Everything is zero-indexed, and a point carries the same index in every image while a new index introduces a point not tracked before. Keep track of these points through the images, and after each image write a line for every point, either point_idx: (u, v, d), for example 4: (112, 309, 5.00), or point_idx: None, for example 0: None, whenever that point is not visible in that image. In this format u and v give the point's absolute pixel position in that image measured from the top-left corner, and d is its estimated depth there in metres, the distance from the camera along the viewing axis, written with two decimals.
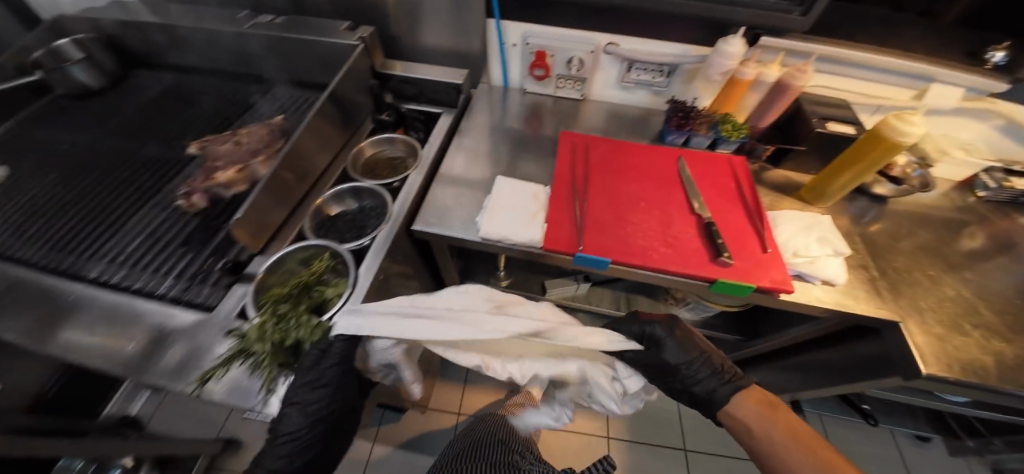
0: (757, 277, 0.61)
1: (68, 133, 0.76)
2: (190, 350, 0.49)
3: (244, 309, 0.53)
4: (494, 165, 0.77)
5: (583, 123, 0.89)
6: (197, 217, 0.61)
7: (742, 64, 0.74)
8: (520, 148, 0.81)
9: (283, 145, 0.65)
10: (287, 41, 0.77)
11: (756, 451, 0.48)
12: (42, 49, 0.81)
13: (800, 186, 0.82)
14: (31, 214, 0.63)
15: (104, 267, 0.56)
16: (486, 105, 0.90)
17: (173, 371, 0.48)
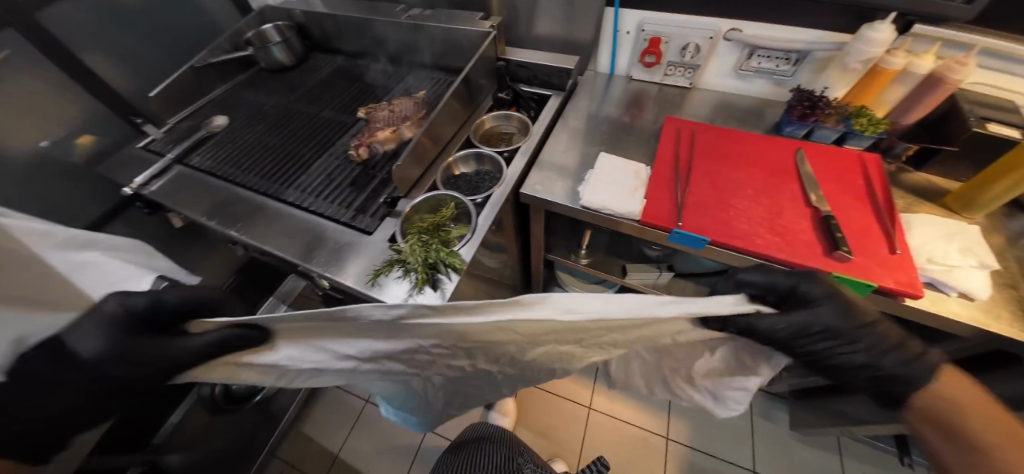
0: (880, 277, 0.57)
1: (269, 98, 1.00)
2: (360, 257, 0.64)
3: (394, 236, 0.67)
4: (595, 145, 0.82)
5: (688, 110, 0.89)
6: (361, 165, 0.79)
7: (887, 53, 0.69)
8: (622, 131, 0.84)
9: (427, 115, 0.81)
10: (432, 29, 0.93)
11: (955, 429, 0.42)
12: (256, 34, 1.07)
13: (945, 194, 0.72)
14: (248, 153, 0.85)
15: (298, 195, 0.76)
16: (591, 90, 0.95)
17: (349, 270, 0.63)
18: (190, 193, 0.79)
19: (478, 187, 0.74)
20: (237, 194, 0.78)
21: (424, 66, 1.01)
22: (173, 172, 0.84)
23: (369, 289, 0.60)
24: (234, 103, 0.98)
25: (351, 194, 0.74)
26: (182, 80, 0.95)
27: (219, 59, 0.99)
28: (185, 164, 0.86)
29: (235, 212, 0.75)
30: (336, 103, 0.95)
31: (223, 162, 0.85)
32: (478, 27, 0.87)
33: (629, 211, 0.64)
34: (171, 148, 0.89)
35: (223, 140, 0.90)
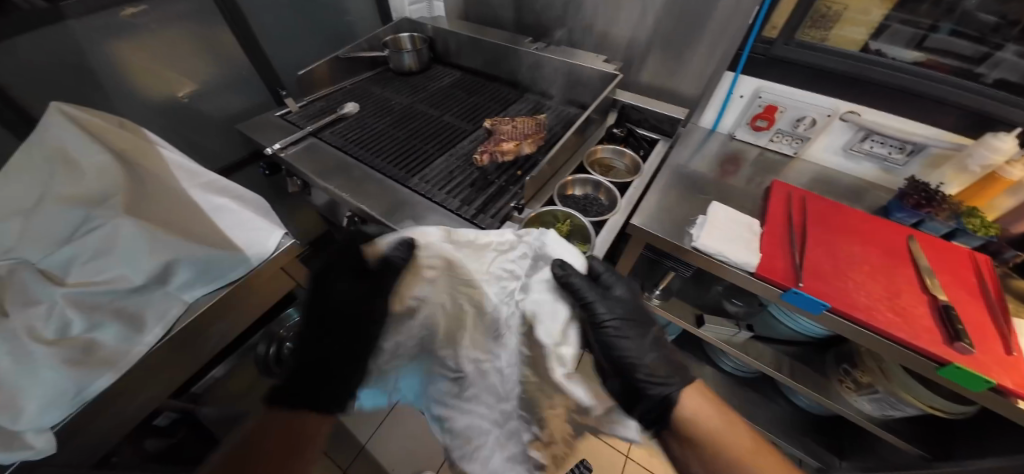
0: (999, 375, 0.57)
1: (393, 95, 1.09)
2: None
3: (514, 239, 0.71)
4: (699, 193, 0.85)
5: (789, 177, 0.92)
6: (480, 170, 0.84)
7: (1010, 162, 0.70)
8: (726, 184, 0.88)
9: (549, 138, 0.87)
10: (557, 63, 1.01)
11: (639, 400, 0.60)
12: (390, 38, 1.19)
13: None
14: (375, 139, 0.93)
15: (423, 185, 0.82)
16: (693, 142, 1.00)
17: None
18: (322, 164, 0.87)
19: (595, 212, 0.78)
20: (365, 173, 0.84)
21: (538, 93, 1.10)
22: (307, 143, 0.93)
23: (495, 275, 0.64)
24: (363, 94, 1.08)
25: (471, 194, 0.80)
26: (325, 67, 1.07)
27: (359, 54, 1.10)
28: (318, 137, 0.94)
29: (363, 189, 0.81)
30: (456, 111, 1.03)
31: (351, 142, 0.92)
32: (604, 68, 0.95)
33: (744, 262, 0.66)
34: (305, 122, 0.98)
35: (352, 124, 0.98)
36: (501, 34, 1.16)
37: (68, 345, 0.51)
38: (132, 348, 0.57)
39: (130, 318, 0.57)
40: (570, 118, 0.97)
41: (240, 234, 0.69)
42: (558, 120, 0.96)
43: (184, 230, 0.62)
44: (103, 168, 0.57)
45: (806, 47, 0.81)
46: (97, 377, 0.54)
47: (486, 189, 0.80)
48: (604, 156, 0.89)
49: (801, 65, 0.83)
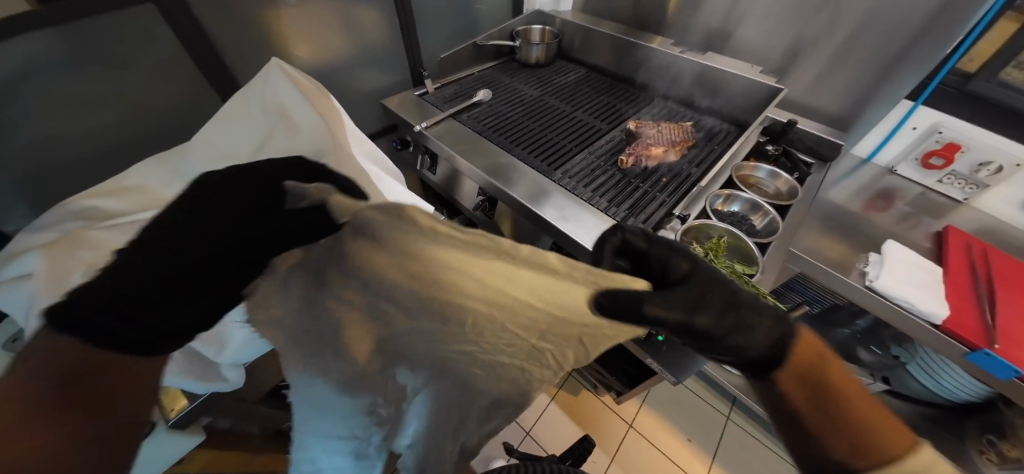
0: None
1: (523, 85, 1.10)
2: None
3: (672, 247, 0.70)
4: (850, 227, 0.80)
5: (951, 222, 0.85)
6: (624, 171, 0.83)
7: None
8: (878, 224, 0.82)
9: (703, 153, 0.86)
10: (702, 72, 0.98)
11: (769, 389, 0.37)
12: (521, 28, 1.20)
13: None
14: (513, 129, 0.95)
15: (567, 180, 0.82)
16: (836, 171, 0.95)
17: None
18: (466, 147, 0.89)
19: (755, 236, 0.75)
20: (509, 161, 0.86)
21: (671, 99, 1.07)
22: (448, 124, 0.95)
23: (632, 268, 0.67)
24: (495, 82, 1.10)
25: (618, 195, 0.79)
26: (464, 51, 1.09)
27: (496, 42, 1.12)
28: (457, 119, 0.97)
29: (507, 178, 0.83)
30: (588, 109, 1.02)
31: (490, 129, 0.94)
32: (761, 82, 0.90)
33: (932, 311, 0.61)
34: (444, 104, 1.02)
35: (487, 110, 1.00)
36: (639, 34, 1.14)
37: None
38: None
39: None
40: (715, 133, 0.95)
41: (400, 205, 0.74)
42: (705, 135, 0.94)
43: None
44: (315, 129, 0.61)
45: (1008, 87, 0.76)
46: None
47: (633, 192, 0.79)
48: (752, 175, 0.86)
49: (996, 106, 0.76)
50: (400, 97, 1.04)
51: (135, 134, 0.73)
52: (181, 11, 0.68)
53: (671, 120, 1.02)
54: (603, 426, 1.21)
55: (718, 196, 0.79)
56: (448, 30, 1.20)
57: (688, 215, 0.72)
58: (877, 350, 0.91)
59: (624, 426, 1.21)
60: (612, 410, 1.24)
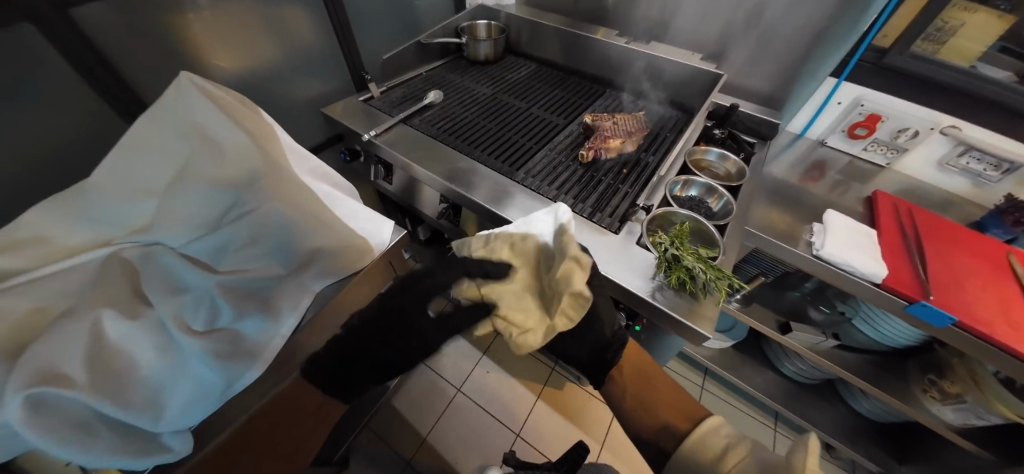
0: None
1: (472, 83, 1.06)
2: (620, 257, 0.67)
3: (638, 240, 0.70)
4: (795, 199, 0.86)
5: (878, 186, 0.93)
6: (584, 165, 0.83)
7: None
8: (813, 194, 0.88)
9: (654, 142, 0.88)
10: (648, 61, 1.00)
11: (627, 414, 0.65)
12: (466, 24, 1.15)
13: None
14: (469, 131, 0.91)
15: (530, 179, 0.80)
16: (776, 147, 1.01)
17: (612, 265, 0.66)
18: (419, 154, 0.85)
19: (715, 220, 0.77)
20: (468, 167, 0.82)
21: (621, 89, 1.08)
22: (399, 131, 0.90)
23: (599, 260, 0.67)
24: (443, 82, 1.05)
25: (581, 190, 0.78)
26: (406, 52, 1.03)
27: (439, 40, 1.06)
28: (407, 125, 0.92)
29: (468, 183, 0.80)
30: (542, 104, 1.01)
31: (445, 132, 0.90)
32: (703, 67, 0.94)
33: (876, 274, 0.66)
34: (391, 109, 0.96)
35: (439, 112, 0.96)
36: (583, 26, 1.14)
37: (217, 338, 0.47)
38: (273, 340, 0.53)
39: (270, 310, 0.53)
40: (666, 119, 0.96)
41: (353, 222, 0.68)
42: (657, 121, 0.96)
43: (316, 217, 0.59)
44: (243, 150, 0.54)
45: (919, 58, 0.82)
46: (244, 371, 0.49)
47: (596, 187, 0.79)
48: (701, 158, 0.89)
49: (909, 77, 0.84)
50: (342, 104, 0.96)
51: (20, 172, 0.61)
52: (62, 22, 0.57)
53: (623, 108, 1.03)
54: (591, 416, 1.23)
55: (677, 182, 0.80)
56: (386, 29, 1.13)
57: (651, 205, 0.72)
58: (826, 309, 0.97)
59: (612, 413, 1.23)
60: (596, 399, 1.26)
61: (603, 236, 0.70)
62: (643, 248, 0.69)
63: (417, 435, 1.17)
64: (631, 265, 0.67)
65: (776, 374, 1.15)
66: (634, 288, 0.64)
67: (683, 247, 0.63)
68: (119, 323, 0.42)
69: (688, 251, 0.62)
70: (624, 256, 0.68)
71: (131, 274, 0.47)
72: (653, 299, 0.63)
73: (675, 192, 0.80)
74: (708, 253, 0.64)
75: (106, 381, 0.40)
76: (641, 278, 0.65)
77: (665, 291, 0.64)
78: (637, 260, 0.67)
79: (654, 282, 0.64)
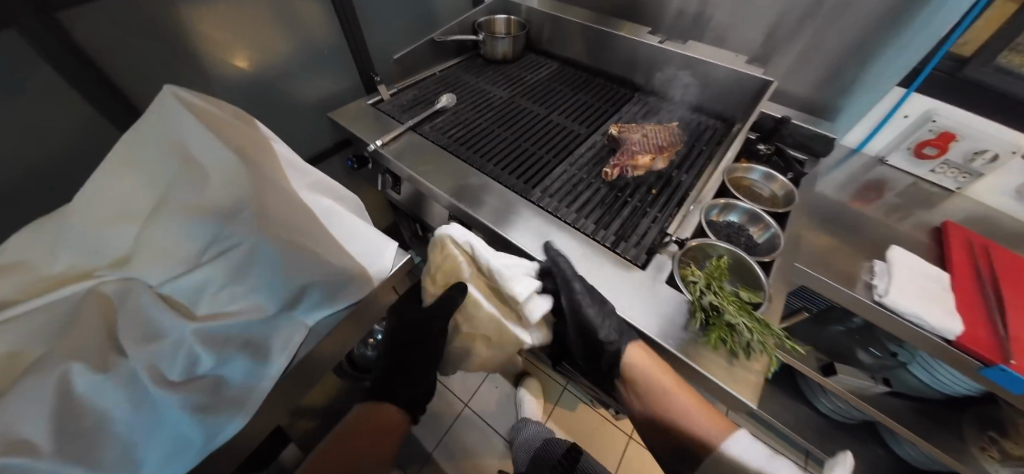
0: None
1: (489, 85, 0.98)
2: (645, 295, 0.60)
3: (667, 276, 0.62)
4: (849, 229, 0.76)
5: (946, 214, 0.82)
6: (608, 185, 0.75)
7: None
8: (870, 223, 0.78)
9: (689, 158, 0.79)
10: (685, 64, 0.90)
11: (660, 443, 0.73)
12: (485, 18, 1.07)
13: None
14: (482, 141, 0.84)
15: (547, 200, 0.73)
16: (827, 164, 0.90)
17: (635, 304, 0.59)
18: (427, 166, 0.78)
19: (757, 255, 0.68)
20: (479, 183, 0.76)
21: (651, 94, 0.99)
22: (408, 139, 0.83)
23: (620, 297, 0.60)
24: (458, 84, 0.98)
25: (604, 214, 0.71)
26: (419, 51, 0.96)
27: (455, 37, 0.99)
28: (417, 133, 0.85)
29: (478, 201, 0.73)
30: (564, 111, 0.93)
31: (457, 142, 0.83)
32: (747, 72, 0.83)
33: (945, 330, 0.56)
34: (401, 114, 0.89)
35: (452, 118, 0.89)
36: (612, 22, 1.05)
37: (197, 389, 0.43)
38: (261, 384, 0.49)
39: (257, 351, 0.48)
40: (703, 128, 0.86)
41: (353, 245, 0.63)
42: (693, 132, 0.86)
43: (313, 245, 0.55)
44: (232, 171, 0.49)
45: (1012, 69, 0.70)
46: (228, 421, 0.46)
47: (621, 210, 0.71)
48: (744, 177, 0.80)
49: (997, 91, 0.72)
50: (350, 108, 0.90)
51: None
52: (48, 31, 0.53)
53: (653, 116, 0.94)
54: (604, 440, 1.17)
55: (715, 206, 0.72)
56: (401, 26, 1.06)
57: (685, 237, 0.64)
58: (876, 352, 0.86)
59: (626, 438, 1.17)
60: (610, 422, 1.20)
61: (625, 269, 0.63)
62: (673, 287, 0.60)
63: (423, 449, 1.14)
64: (657, 306, 0.59)
65: (808, 410, 1.06)
66: (656, 333, 0.56)
67: (723, 293, 0.54)
68: (89, 378, 0.38)
69: (727, 295, 0.54)
70: (649, 295, 0.60)
71: (107, 314, 0.43)
72: (679, 349, 0.55)
73: (712, 218, 0.72)
74: (749, 298, 0.56)
75: (78, 441, 0.37)
76: (667, 324, 0.57)
77: (696, 341, 0.56)
78: (665, 301, 0.59)
79: (684, 330, 0.56)
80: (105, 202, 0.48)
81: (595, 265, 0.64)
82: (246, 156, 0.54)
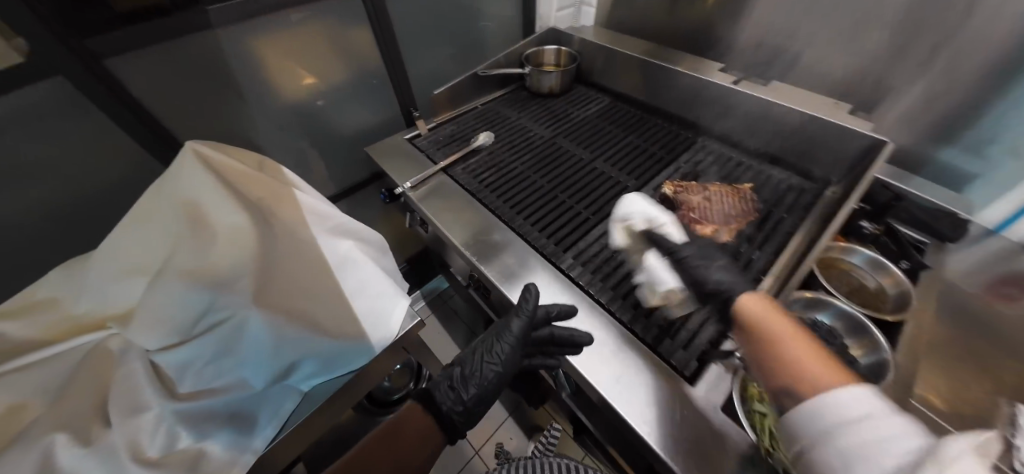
0: None
1: (531, 122, 0.92)
2: (689, 415, 0.49)
3: (726, 393, 0.51)
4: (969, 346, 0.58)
5: None
6: (655, 258, 0.65)
7: None
8: (1002, 338, 0.59)
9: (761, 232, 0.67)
10: (762, 115, 0.79)
11: None
12: (533, 49, 1.02)
13: None
14: (515, 189, 0.78)
15: (577, 269, 0.65)
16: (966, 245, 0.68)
17: (676, 425, 0.48)
18: (451, 215, 0.74)
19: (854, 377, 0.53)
20: (504, 240, 0.70)
21: (716, 142, 0.87)
22: (438, 182, 0.79)
23: (659, 409, 0.50)
24: (498, 120, 0.93)
25: (644, 295, 0.61)
26: (460, 85, 0.93)
27: (499, 71, 0.94)
28: (448, 175, 0.81)
29: (499, 261, 0.67)
30: (610, 158, 0.84)
31: (489, 188, 0.78)
32: (844, 125, 0.69)
33: None
34: (434, 152, 0.86)
35: (486, 160, 0.84)
36: (673, 56, 0.94)
37: (177, 463, 0.41)
38: (242, 456, 0.46)
39: (242, 422, 0.47)
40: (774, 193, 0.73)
41: (361, 302, 0.58)
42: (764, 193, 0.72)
43: (330, 309, 0.53)
44: (239, 233, 0.48)
45: None
46: None
47: (667, 294, 0.61)
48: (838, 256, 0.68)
49: None
50: (386, 142, 0.89)
51: (56, 213, 0.63)
52: (100, 79, 0.56)
53: (717, 169, 0.82)
54: None
55: (796, 299, 0.60)
56: (447, 56, 1.04)
57: None
58: None
59: None
60: None
61: (665, 375, 0.53)
62: (729, 412, 0.49)
63: None
64: (706, 435, 0.47)
65: None
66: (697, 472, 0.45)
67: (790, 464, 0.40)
68: (69, 452, 0.37)
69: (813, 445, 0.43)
70: (694, 412, 0.49)
71: (104, 375, 0.43)
72: None
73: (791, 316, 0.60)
74: None
75: None
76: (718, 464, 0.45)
77: None
78: (719, 431, 0.48)
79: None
80: (124, 255, 0.49)
81: (632, 360, 0.54)
82: (258, 209, 0.53)
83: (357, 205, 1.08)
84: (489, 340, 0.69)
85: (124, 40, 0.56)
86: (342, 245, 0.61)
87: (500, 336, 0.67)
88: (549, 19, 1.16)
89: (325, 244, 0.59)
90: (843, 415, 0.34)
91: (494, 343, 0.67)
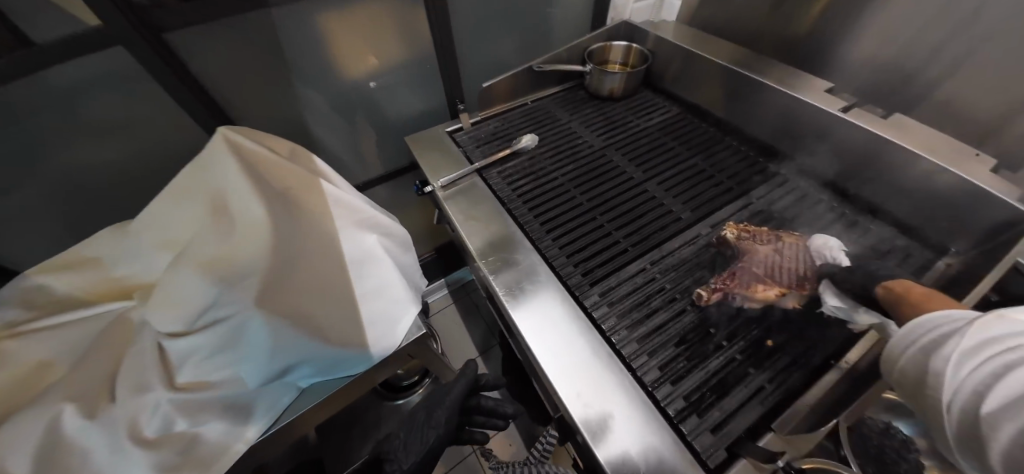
0: None
1: (582, 128, 0.84)
2: None
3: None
4: None
5: None
6: (699, 312, 0.56)
7: None
8: None
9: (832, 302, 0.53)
10: (870, 156, 0.64)
11: None
12: (601, 45, 0.92)
13: None
14: (551, 204, 0.72)
15: (603, 308, 0.58)
16: None
17: None
18: (478, 223, 0.69)
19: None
20: (527, 262, 0.64)
21: (800, 179, 0.73)
22: (471, 184, 0.75)
23: None
24: (547, 122, 0.85)
25: (675, 354, 0.53)
26: (513, 78, 0.86)
27: (558, 67, 0.86)
28: (483, 177, 0.76)
29: (514, 281, 0.61)
30: (664, 181, 0.74)
31: (522, 198, 0.72)
32: (985, 186, 0.54)
33: None
34: (474, 149, 0.81)
35: (525, 165, 0.78)
36: (767, 66, 0.79)
37: (170, 447, 0.41)
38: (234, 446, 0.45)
39: (238, 415, 0.46)
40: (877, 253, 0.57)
41: (369, 305, 0.55)
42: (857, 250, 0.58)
43: (338, 311, 0.51)
44: (254, 225, 0.46)
45: None
46: None
47: (706, 360, 0.52)
48: None
49: None
50: (428, 132, 0.86)
51: (119, 171, 0.68)
52: (158, 51, 0.58)
53: (796, 212, 0.68)
54: None
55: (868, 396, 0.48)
56: (506, 44, 0.96)
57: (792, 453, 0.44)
58: None
59: None
60: None
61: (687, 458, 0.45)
62: None
63: None
64: None
65: None
66: None
67: None
68: (76, 424, 0.38)
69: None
70: None
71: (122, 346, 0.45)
72: None
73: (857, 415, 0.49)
74: None
75: None
76: None
77: None
78: None
79: None
80: (154, 227, 0.50)
81: (652, 430, 0.47)
82: (281, 199, 0.52)
83: (396, 189, 1.07)
84: (430, 407, 0.74)
85: (183, 16, 0.57)
86: (365, 241, 0.58)
87: (440, 402, 0.73)
88: (626, 11, 1.04)
89: (346, 238, 0.56)
90: (946, 362, 0.34)
91: (434, 409, 0.72)
